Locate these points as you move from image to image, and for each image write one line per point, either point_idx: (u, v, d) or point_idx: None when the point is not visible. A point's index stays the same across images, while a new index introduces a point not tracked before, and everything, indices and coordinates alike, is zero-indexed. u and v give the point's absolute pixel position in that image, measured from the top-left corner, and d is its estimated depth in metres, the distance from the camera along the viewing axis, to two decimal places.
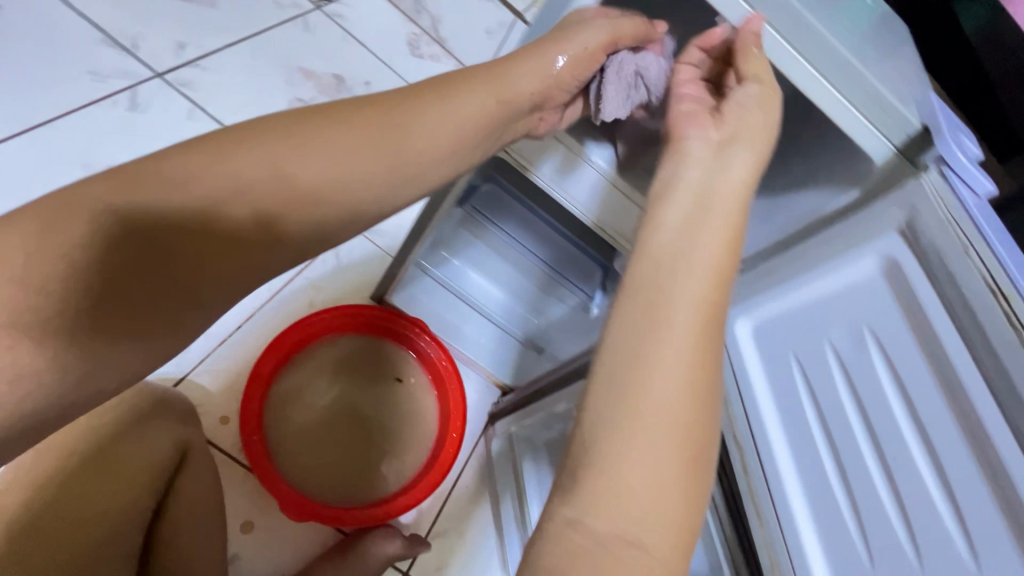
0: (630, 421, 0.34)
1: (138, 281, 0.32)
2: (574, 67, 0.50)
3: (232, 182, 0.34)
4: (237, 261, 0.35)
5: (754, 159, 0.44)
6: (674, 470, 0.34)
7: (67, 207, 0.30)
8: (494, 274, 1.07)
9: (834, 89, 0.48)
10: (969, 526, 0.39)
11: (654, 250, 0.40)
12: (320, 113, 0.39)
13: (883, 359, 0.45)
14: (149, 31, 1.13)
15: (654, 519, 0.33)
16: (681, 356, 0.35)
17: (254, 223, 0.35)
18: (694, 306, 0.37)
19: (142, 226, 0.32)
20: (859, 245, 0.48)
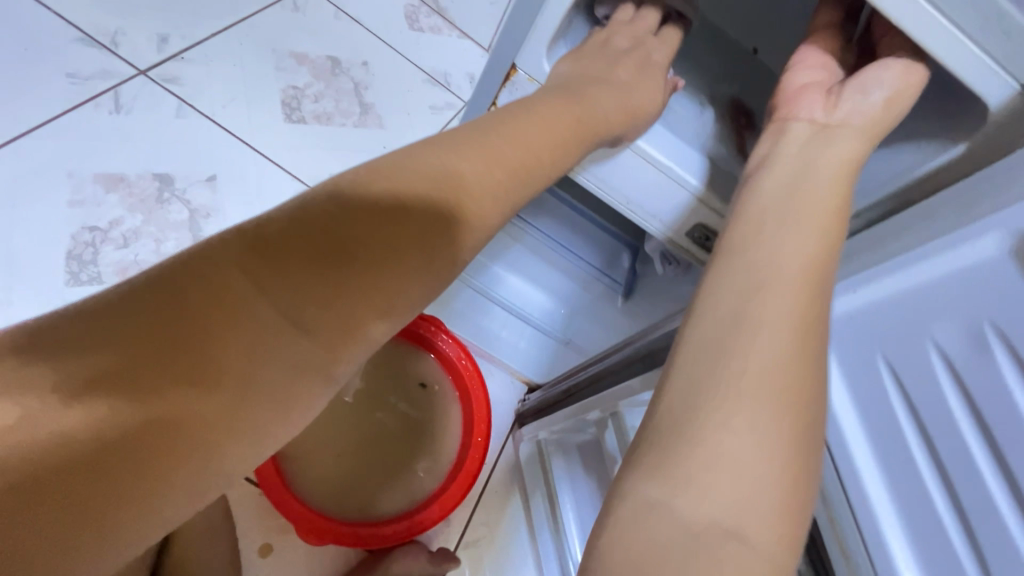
0: (735, 393, 0.32)
1: (225, 348, 0.31)
2: (618, 98, 0.51)
3: (343, 226, 0.35)
4: (304, 359, 0.33)
5: (861, 137, 0.45)
6: (770, 461, 0.31)
7: (147, 298, 0.31)
8: (526, 274, 0.97)
9: (950, 28, 0.37)
10: None
11: (753, 215, 0.42)
12: (401, 155, 0.39)
13: (1015, 367, 0.34)
14: (130, 26, 1.06)
15: (768, 491, 0.30)
16: (783, 319, 0.35)
17: (322, 311, 0.33)
18: (795, 272, 0.37)
19: (222, 319, 0.31)
20: (981, 216, 0.36)
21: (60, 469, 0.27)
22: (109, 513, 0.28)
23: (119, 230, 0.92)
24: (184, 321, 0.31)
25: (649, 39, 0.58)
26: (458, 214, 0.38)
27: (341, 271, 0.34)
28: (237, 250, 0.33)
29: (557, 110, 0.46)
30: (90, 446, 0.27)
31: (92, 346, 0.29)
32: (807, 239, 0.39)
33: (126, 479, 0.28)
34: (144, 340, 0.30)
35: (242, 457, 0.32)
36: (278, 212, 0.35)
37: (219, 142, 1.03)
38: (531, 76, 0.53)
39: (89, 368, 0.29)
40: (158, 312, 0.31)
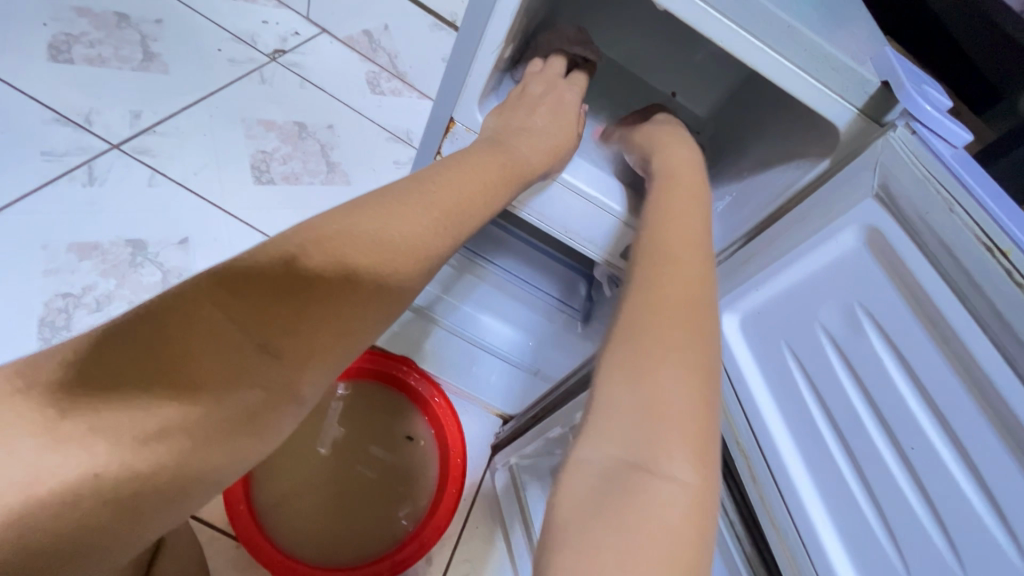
0: (639, 366, 0.35)
1: (181, 370, 0.34)
2: (547, 140, 0.57)
3: (302, 271, 0.38)
4: (274, 382, 0.37)
5: (693, 170, 0.56)
6: (687, 414, 0.33)
7: (122, 331, 0.34)
8: (495, 311, 1.03)
9: (793, 69, 0.46)
10: (1013, 526, 0.33)
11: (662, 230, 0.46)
12: (357, 204, 0.44)
13: (883, 340, 0.40)
14: (103, 105, 1.12)
15: (681, 439, 0.32)
16: (686, 299, 0.40)
17: (290, 340, 0.37)
18: (691, 266, 0.42)
19: (198, 354, 0.34)
20: (837, 215, 0.43)
21: (66, 495, 0.30)
22: (114, 524, 0.32)
23: (91, 295, 0.95)
24: (164, 352, 0.34)
25: (560, 82, 0.62)
26: (404, 246, 0.43)
27: (305, 300, 0.38)
28: (211, 290, 0.36)
29: (490, 157, 0.53)
30: (93, 474, 0.31)
31: (87, 386, 0.32)
32: (689, 247, 0.45)
33: (127, 500, 0.32)
34: (120, 364, 0.33)
35: (225, 467, 0.37)
36: (255, 252, 0.39)
37: (190, 206, 1.09)
38: (468, 126, 0.59)
39: (85, 408, 0.32)
40: (143, 349, 0.33)
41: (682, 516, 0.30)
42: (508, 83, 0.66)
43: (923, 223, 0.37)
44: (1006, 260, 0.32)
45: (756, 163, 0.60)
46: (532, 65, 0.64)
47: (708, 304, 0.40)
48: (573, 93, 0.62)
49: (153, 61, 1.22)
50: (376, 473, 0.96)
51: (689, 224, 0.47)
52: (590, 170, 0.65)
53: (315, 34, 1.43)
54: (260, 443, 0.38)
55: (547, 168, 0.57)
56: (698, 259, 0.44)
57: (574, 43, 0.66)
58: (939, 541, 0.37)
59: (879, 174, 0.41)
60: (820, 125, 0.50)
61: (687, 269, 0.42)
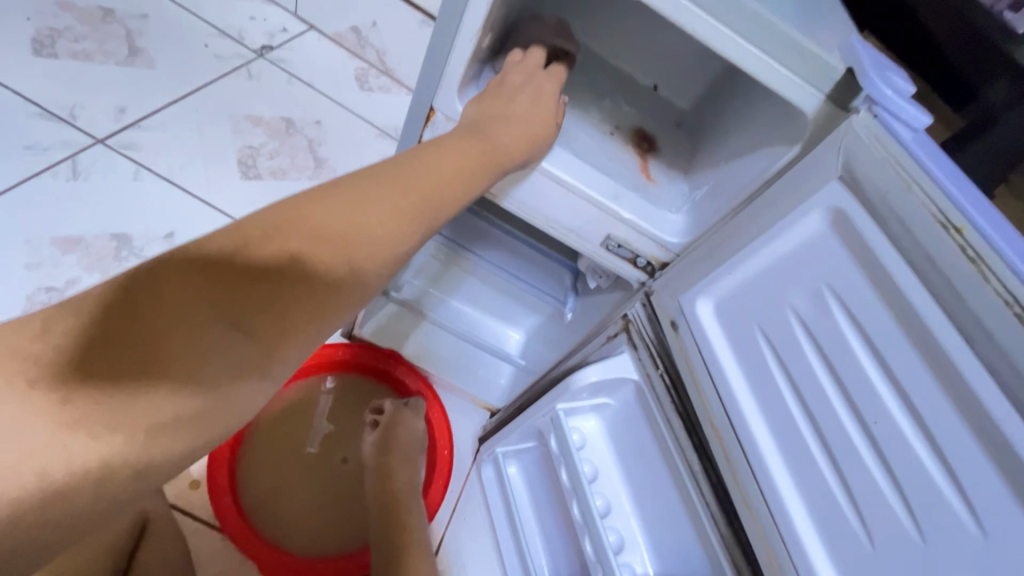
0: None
1: (154, 348, 0.34)
2: (526, 126, 0.56)
3: (279, 253, 0.39)
4: (246, 359, 0.38)
5: None
6: None
7: (99, 307, 0.34)
8: (478, 303, 1.06)
9: (763, 58, 0.47)
10: (969, 493, 0.34)
11: None
12: (334, 188, 0.44)
13: (848, 319, 0.41)
14: (87, 100, 1.12)
15: None
16: None
17: (261, 318, 0.38)
18: None
19: (169, 331, 0.34)
20: (805, 199, 0.44)
21: (35, 466, 0.30)
22: (88, 495, 0.32)
23: (75, 289, 0.94)
24: (140, 330, 0.34)
25: (540, 72, 0.61)
26: (380, 235, 0.44)
27: (280, 279, 0.39)
28: (189, 268, 0.36)
29: (467, 145, 0.53)
30: (64, 443, 0.31)
31: (53, 364, 0.32)
32: None
33: (99, 472, 0.32)
34: (93, 341, 0.33)
35: (195, 445, 0.37)
36: (230, 233, 0.39)
37: (177, 201, 1.09)
38: (448, 115, 0.59)
39: (52, 385, 0.31)
40: (115, 326, 0.33)
41: None
42: (489, 73, 0.65)
43: (883, 203, 0.38)
44: (961, 236, 0.34)
45: (734, 150, 0.60)
46: (512, 55, 0.63)
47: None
48: (553, 84, 0.61)
49: (138, 56, 1.22)
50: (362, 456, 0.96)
51: None
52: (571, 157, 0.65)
53: (303, 31, 1.44)
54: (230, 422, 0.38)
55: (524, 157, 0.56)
56: None
57: (554, 36, 0.65)
58: (901, 513, 0.38)
59: (842, 156, 0.41)
60: (791, 113, 0.52)
61: None
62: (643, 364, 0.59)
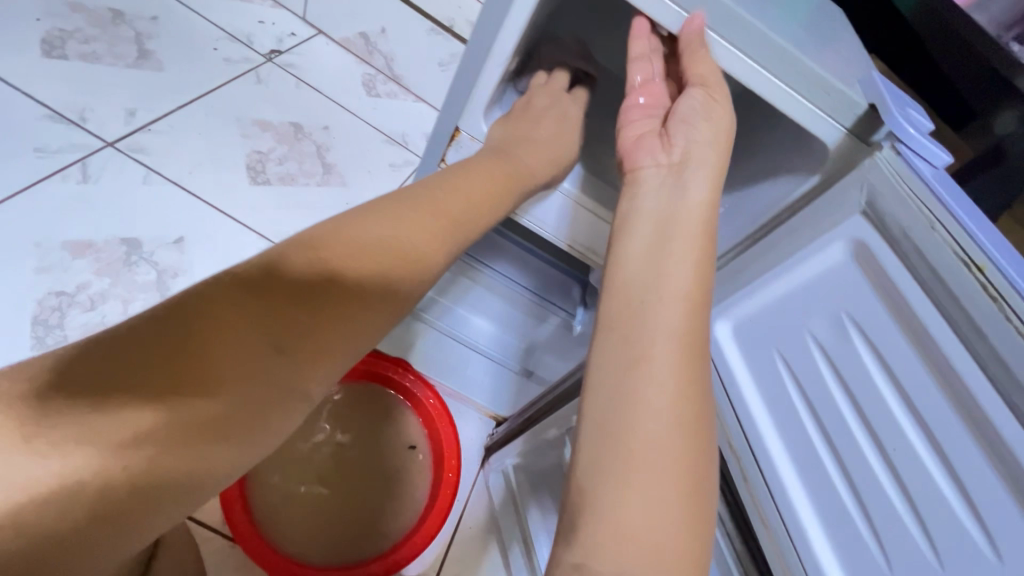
0: (630, 333, 0.38)
1: (205, 371, 0.35)
2: (550, 151, 0.58)
3: (320, 274, 0.40)
4: (292, 378, 0.39)
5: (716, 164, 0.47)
6: (657, 436, 0.34)
7: (146, 334, 0.34)
8: (487, 313, 1.05)
9: (787, 90, 0.48)
10: (985, 521, 0.35)
11: (655, 221, 0.44)
12: (369, 207, 0.46)
13: (868, 347, 0.43)
14: (97, 102, 1.12)
15: (664, 458, 0.33)
16: (678, 306, 0.38)
17: (304, 338, 0.39)
18: (688, 276, 0.40)
19: (218, 348, 0.36)
20: (824, 231, 0.46)
21: (96, 484, 0.30)
22: (138, 508, 0.31)
23: (85, 294, 0.94)
24: (190, 354, 0.34)
25: (564, 95, 0.63)
26: (413, 257, 0.45)
27: (324, 299, 0.40)
28: (234, 292, 0.37)
29: (494, 166, 0.54)
30: (121, 461, 0.30)
31: (104, 380, 0.32)
32: (694, 258, 0.41)
33: (154, 484, 0.32)
34: (140, 366, 0.33)
35: (238, 465, 0.36)
36: (269, 255, 0.40)
37: (186, 205, 1.09)
38: (473, 136, 0.60)
39: (105, 399, 0.32)
40: (166, 350, 0.34)
41: (649, 530, 0.31)
42: (512, 95, 0.67)
43: (905, 238, 0.39)
44: (982, 274, 0.35)
45: (750, 174, 0.62)
46: (536, 77, 0.65)
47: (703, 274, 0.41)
48: (577, 107, 0.63)
49: (148, 59, 1.22)
50: (372, 453, 0.98)
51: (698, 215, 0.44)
52: (589, 180, 0.67)
53: (312, 36, 1.44)
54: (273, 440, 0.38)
55: (544, 178, 0.57)
56: (699, 263, 0.41)
57: (575, 56, 0.67)
58: (918, 537, 0.39)
59: (866, 192, 0.43)
60: (811, 143, 0.53)
61: (681, 271, 0.40)
62: None
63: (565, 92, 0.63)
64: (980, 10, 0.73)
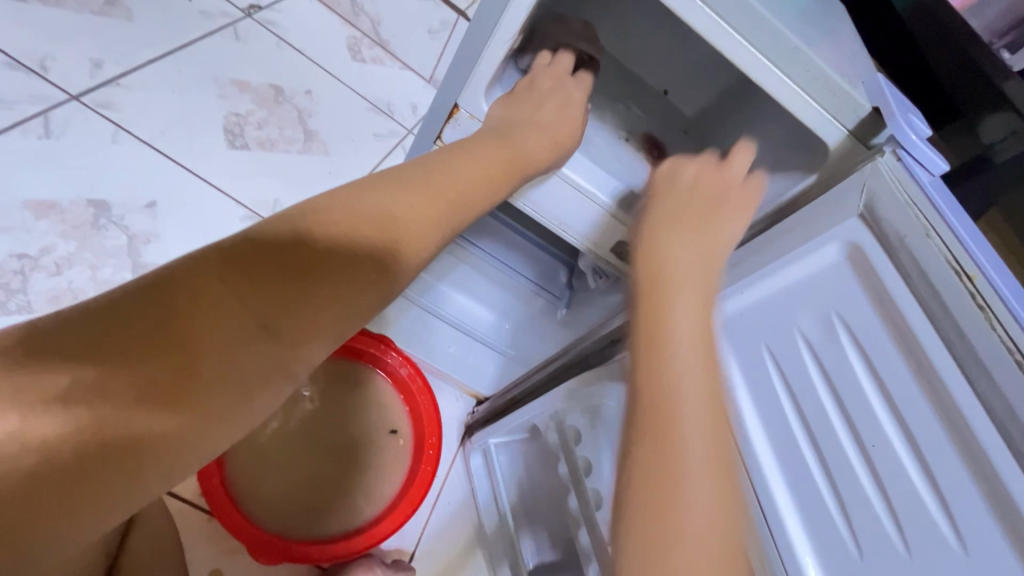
0: (666, 374, 0.40)
1: (177, 341, 0.34)
2: (551, 136, 0.56)
3: (305, 250, 0.39)
4: (268, 355, 0.38)
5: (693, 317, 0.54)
6: (706, 459, 0.37)
7: (128, 301, 0.34)
8: (471, 292, 1.04)
9: (794, 88, 0.48)
10: (955, 515, 0.38)
11: (661, 263, 0.47)
12: (364, 182, 0.45)
13: (856, 348, 0.44)
14: (60, 51, 1.04)
15: (713, 485, 0.37)
16: (692, 335, 0.42)
17: (289, 312, 0.38)
18: (697, 318, 0.43)
19: (196, 319, 0.35)
20: (822, 231, 0.47)
21: (71, 444, 0.30)
22: (104, 476, 0.31)
23: (51, 258, 0.90)
24: (166, 323, 0.34)
25: (569, 79, 0.61)
26: (404, 239, 0.43)
27: (305, 276, 0.39)
28: (217, 263, 0.37)
29: (493, 150, 0.52)
30: (92, 429, 0.31)
31: (84, 346, 0.32)
32: (699, 311, 0.44)
33: (121, 453, 0.32)
34: (117, 332, 0.33)
35: (217, 437, 0.36)
36: (257, 229, 0.40)
37: (159, 167, 1.04)
38: (472, 114, 0.58)
39: (80, 362, 0.32)
40: (146, 317, 0.34)
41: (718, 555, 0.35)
42: (513, 73, 0.65)
43: (902, 245, 0.41)
44: (973, 283, 0.37)
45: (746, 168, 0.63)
46: (541, 57, 0.62)
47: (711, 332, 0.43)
48: (581, 91, 0.61)
49: (116, 6, 1.13)
50: (350, 432, 0.96)
51: (689, 270, 0.47)
52: (584, 164, 0.65)
53: None
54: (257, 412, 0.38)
55: (541, 163, 0.56)
56: (695, 318, 0.43)
57: (579, 38, 0.64)
58: (890, 528, 0.41)
59: (865, 196, 0.44)
60: (812, 141, 0.53)
61: (689, 303, 0.44)
62: None
63: (569, 76, 0.61)
64: (975, 15, 0.74)
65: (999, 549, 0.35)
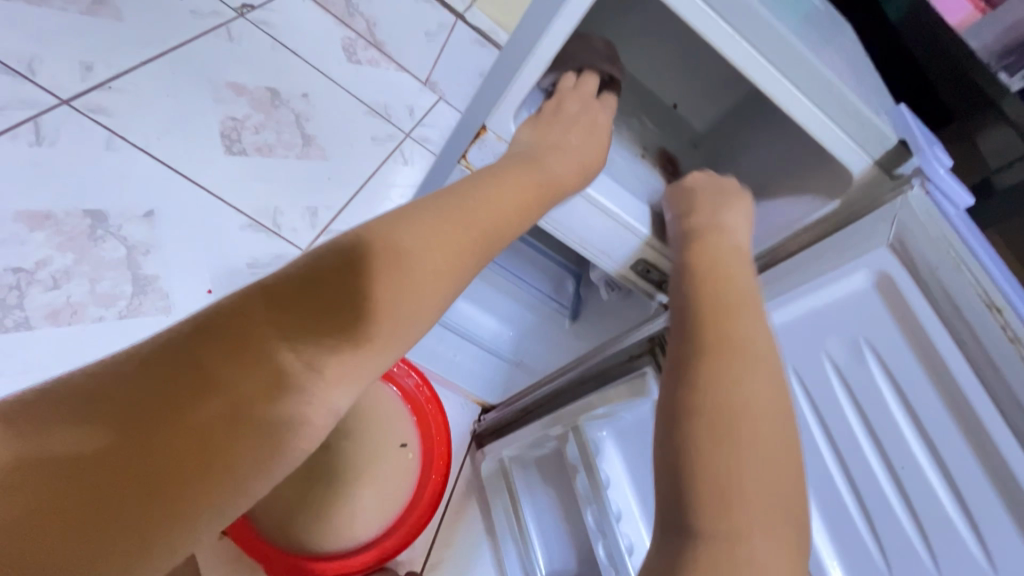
0: (738, 374, 0.43)
1: (215, 386, 0.34)
2: (576, 161, 0.56)
3: (345, 284, 0.39)
4: (304, 395, 0.36)
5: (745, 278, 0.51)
6: (765, 458, 0.40)
7: (167, 348, 0.34)
8: (478, 301, 1.01)
9: (820, 117, 0.49)
10: (983, 535, 0.40)
11: (715, 273, 0.51)
12: (399, 214, 0.44)
13: (884, 373, 0.45)
14: (48, 53, 1.00)
15: (776, 490, 0.38)
16: (759, 342, 0.45)
17: (318, 345, 0.37)
18: (755, 323, 0.47)
19: (236, 358, 0.35)
20: (851, 258, 0.47)
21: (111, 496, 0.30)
22: (140, 523, 0.30)
23: (47, 271, 0.87)
24: (204, 368, 0.34)
25: (595, 103, 0.61)
26: (441, 268, 0.43)
27: (344, 312, 0.38)
28: (257, 304, 0.37)
29: (522, 178, 0.52)
30: (131, 480, 0.31)
31: (125, 394, 0.32)
32: (757, 319, 0.47)
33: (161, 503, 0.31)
34: (158, 380, 0.33)
35: (259, 480, 0.34)
36: (295, 266, 0.40)
37: (156, 175, 1.01)
38: (498, 135, 0.58)
39: (121, 412, 0.32)
40: (185, 364, 0.34)
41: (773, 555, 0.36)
42: (536, 93, 0.65)
43: (934, 277, 0.42)
44: (1002, 316, 0.39)
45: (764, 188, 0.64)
46: (565, 79, 0.63)
47: (764, 343, 0.46)
48: (606, 116, 0.61)
49: (104, 6, 1.09)
50: (358, 446, 0.94)
51: (740, 282, 0.50)
52: (606, 182, 0.65)
53: None
54: (291, 459, 0.36)
55: (568, 188, 0.56)
56: (757, 327, 0.47)
57: (604, 59, 0.65)
58: (917, 546, 0.43)
59: (895, 228, 0.45)
60: (834, 167, 0.55)
61: (746, 312, 0.47)
62: None
63: (595, 99, 0.62)
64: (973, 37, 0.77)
65: None
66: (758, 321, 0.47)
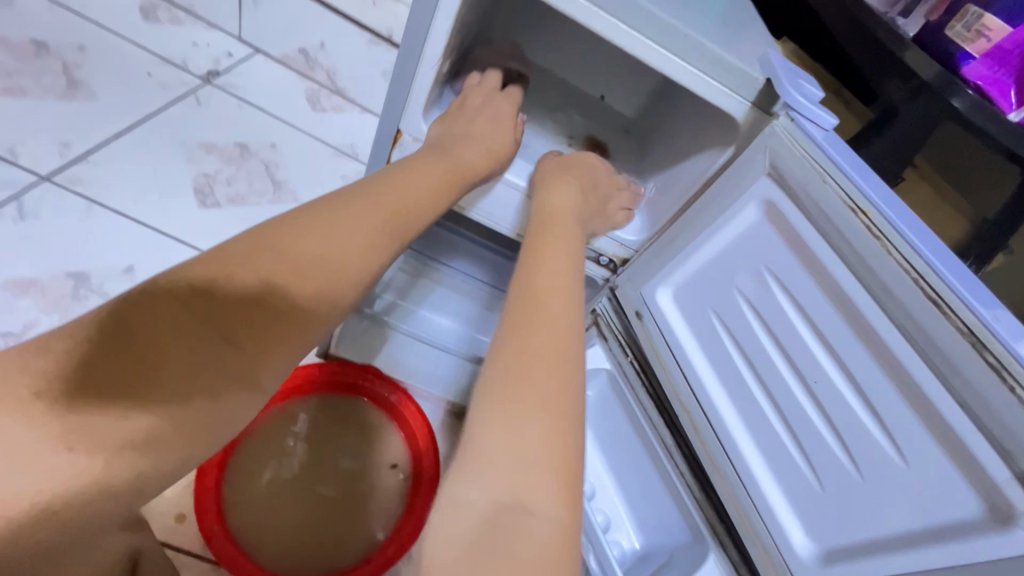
0: (533, 324, 0.41)
1: (151, 363, 0.34)
2: (484, 150, 0.60)
3: (275, 262, 0.39)
4: (237, 371, 0.37)
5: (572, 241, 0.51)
6: (555, 401, 0.37)
7: (93, 327, 0.33)
8: (450, 311, 1.07)
9: (697, 73, 0.52)
10: (893, 434, 0.41)
11: (538, 240, 0.50)
12: (320, 203, 0.45)
13: (787, 297, 0.48)
14: (28, 137, 1.08)
15: (557, 443, 0.35)
16: (563, 297, 0.44)
17: (251, 327, 0.37)
18: (563, 279, 0.46)
19: (168, 337, 0.34)
20: (738, 197, 0.52)
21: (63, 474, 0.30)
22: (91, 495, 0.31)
23: (34, 332, 0.92)
24: (137, 347, 0.33)
25: (496, 93, 0.66)
26: (361, 250, 0.44)
27: (274, 292, 0.38)
28: (187, 283, 0.36)
29: (434, 166, 0.55)
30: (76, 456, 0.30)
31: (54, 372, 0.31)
32: (564, 276, 0.46)
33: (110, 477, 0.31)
34: (89, 358, 0.32)
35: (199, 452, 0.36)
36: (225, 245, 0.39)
37: (133, 234, 1.07)
38: (414, 136, 0.63)
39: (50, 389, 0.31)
40: (115, 341, 0.33)
41: (555, 518, 0.33)
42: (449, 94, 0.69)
43: (806, 195, 0.45)
44: (866, 215, 0.40)
45: (679, 153, 0.67)
46: (471, 78, 0.68)
47: (571, 303, 0.44)
48: (511, 104, 0.66)
49: (78, 88, 1.18)
50: (346, 468, 0.97)
51: (559, 248, 0.49)
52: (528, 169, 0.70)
53: (248, 55, 1.41)
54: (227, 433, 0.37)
55: (478, 173, 0.59)
56: (564, 284, 0.45)
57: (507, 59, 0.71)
58: (843, 458, 0.45)
59: (769, 156, 0.49)
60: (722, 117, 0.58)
61: (555, 274, 0.46)
62: (614, 354, 0.65)
63: (498, 91, 0.67)
64: None
65: (933, 457, 0.39)
66: (571, 288, 0.45)
